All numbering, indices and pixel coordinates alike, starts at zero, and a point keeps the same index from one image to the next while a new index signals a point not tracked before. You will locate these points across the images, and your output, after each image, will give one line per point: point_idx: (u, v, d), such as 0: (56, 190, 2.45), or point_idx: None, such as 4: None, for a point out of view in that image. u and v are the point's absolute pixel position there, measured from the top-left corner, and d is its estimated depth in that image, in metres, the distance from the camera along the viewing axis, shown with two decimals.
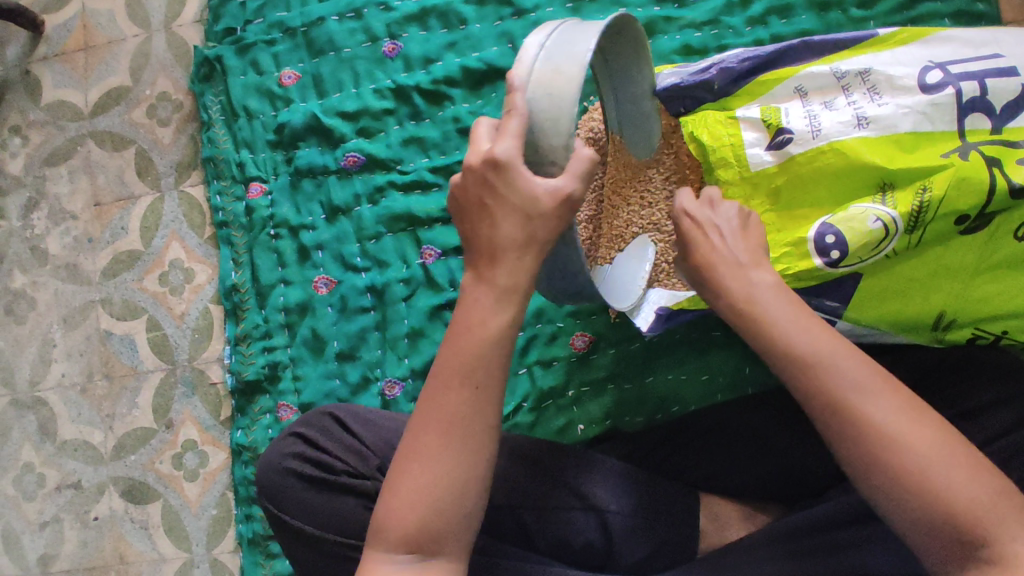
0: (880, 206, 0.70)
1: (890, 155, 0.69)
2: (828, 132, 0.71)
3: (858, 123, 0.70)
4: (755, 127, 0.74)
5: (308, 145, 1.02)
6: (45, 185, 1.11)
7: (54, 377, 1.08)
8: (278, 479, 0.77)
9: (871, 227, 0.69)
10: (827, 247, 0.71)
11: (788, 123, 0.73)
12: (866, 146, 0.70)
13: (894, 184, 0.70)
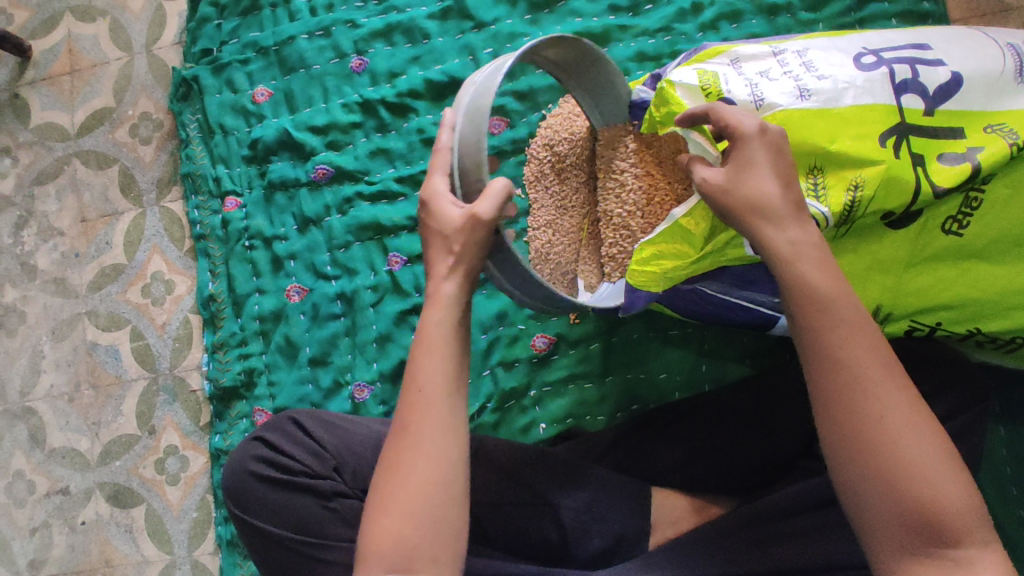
0: (814, 202, 0.69)
1: (827, 136, 0.69)
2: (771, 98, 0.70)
3: (801, 93, 0.69)
4: (694, 95, 0.72)
5: (281, 160, 1.07)
6: (34, 204, 1.16)
7: (43, 388, 1.12)
8: (242, 481, 0.80)
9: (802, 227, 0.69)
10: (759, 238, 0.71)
11: (728, 93, 0.71)
12: (804, 126, 0.69)
13: (824, 168, 0.69)
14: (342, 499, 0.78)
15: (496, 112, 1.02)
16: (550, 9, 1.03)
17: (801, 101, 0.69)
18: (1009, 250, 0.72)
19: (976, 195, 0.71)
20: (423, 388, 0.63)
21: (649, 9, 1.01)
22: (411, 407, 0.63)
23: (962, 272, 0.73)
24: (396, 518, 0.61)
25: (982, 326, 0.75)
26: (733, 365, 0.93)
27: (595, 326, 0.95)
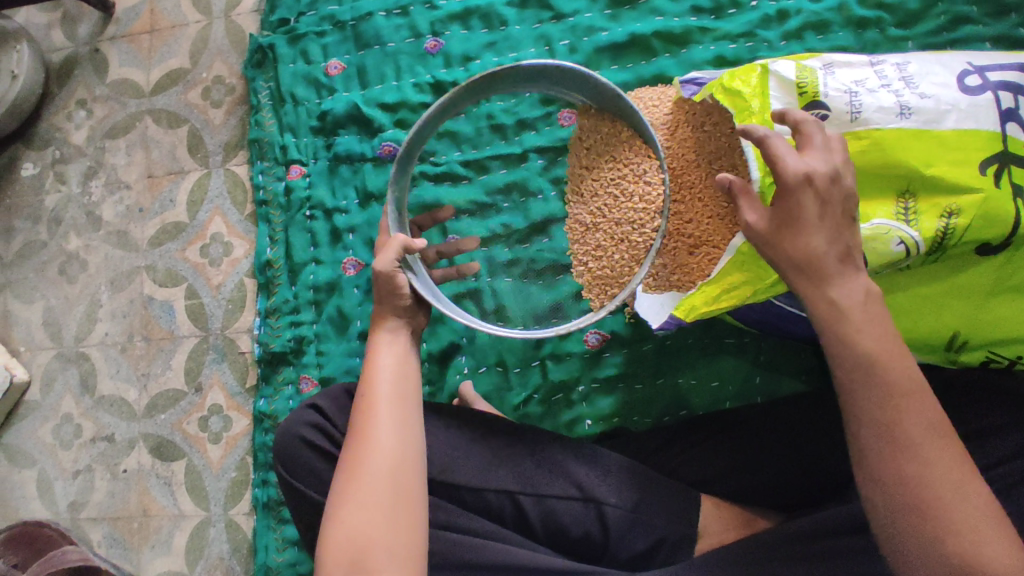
0: (904, 227, 0.70)
1: (924, 158, 0.69)
2: (868, 112, 0.71)
3: (900, 111, 0.71)
4: (786, 89, 0.75)
5: (348, 133, 1.08)
6: (104, 157, 1.19)
7: (98, 336, 1.15)
8: (292, 446, 0.80)
9: (893, 251, 0.69)
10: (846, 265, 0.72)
11: (824, 97, 0.73)
12: (900, 145, 0.70)
13: (917, 193, 0.70)
14: None
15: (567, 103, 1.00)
16: (631, 5, 1.03)
17: (899, 120, 0.70)
18: None
19: None
20: (377, 398, 0.76)
21: (733, 13, 1.00)
22: (362, 414, 0.75)
23: None
24: (360, 508, 0.69)
25: None
26: (788, 380, 0.92)
27: (650, 327, 0.95)
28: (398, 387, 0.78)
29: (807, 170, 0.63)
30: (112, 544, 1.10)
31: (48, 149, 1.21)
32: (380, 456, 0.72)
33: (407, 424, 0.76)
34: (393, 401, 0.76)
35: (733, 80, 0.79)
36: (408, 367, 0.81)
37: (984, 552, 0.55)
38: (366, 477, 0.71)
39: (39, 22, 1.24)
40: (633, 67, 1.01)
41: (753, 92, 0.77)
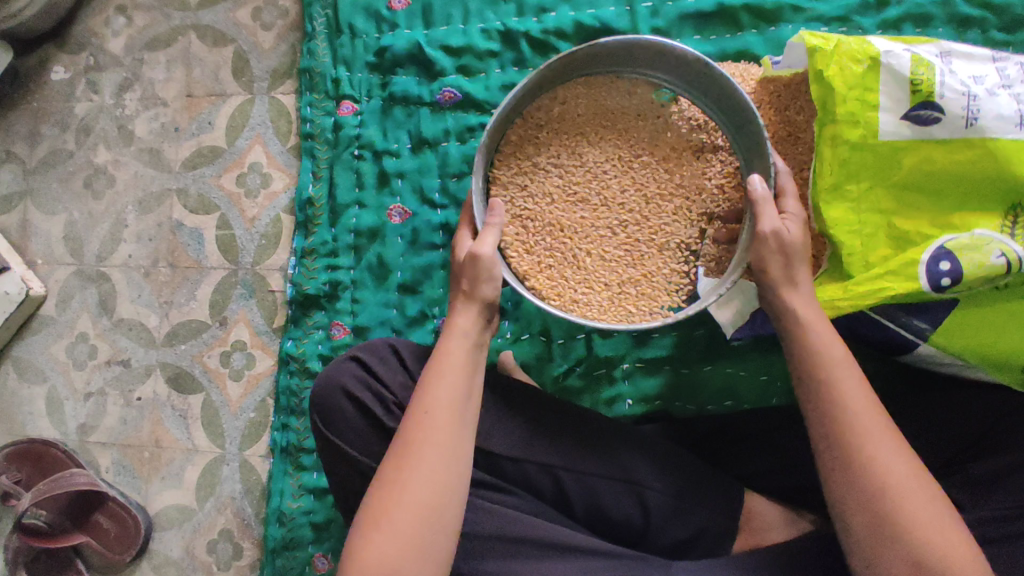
0: (1007, 240, 0.67)
1: None
2: (985, 119, 0.67)
3: (1019, 121, 0.66)
4: (899, 84, 0.69)
5: (406, 74, 1.02)
6: (141, 69, 1.12)
7: (121, 257, 1.10)
8: (334, 397, 0.76)
9: (992, 262, 0.66)
10: (940, 275, 0.67)
11: (939, 96, 0.68)
12: (1016, 155, 0.66)
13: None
14: None
15: None
16: None
17: (1018, 132, 0.66)
18: None
19: None
20: (430, 410, 0.66)
21: None
22: (415, 427, 0.66)
23: None
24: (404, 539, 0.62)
25: None
26: None
27: (703, 313, 0.91)
28: (459, 396, 0.67)
29: (774, 228, 0.68)
30: (120, 471, 1.07)
31: (82, 55, 1.14)
32: (433, 472, 0.64)
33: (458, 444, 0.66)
34: (451, 414, 0.66)
35: (827, 65, 0.72)
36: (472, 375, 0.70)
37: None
38: (412, 495, 0.63)
39: None
40: (716, 39, 0.95)
41: (852, 87, 0.71)
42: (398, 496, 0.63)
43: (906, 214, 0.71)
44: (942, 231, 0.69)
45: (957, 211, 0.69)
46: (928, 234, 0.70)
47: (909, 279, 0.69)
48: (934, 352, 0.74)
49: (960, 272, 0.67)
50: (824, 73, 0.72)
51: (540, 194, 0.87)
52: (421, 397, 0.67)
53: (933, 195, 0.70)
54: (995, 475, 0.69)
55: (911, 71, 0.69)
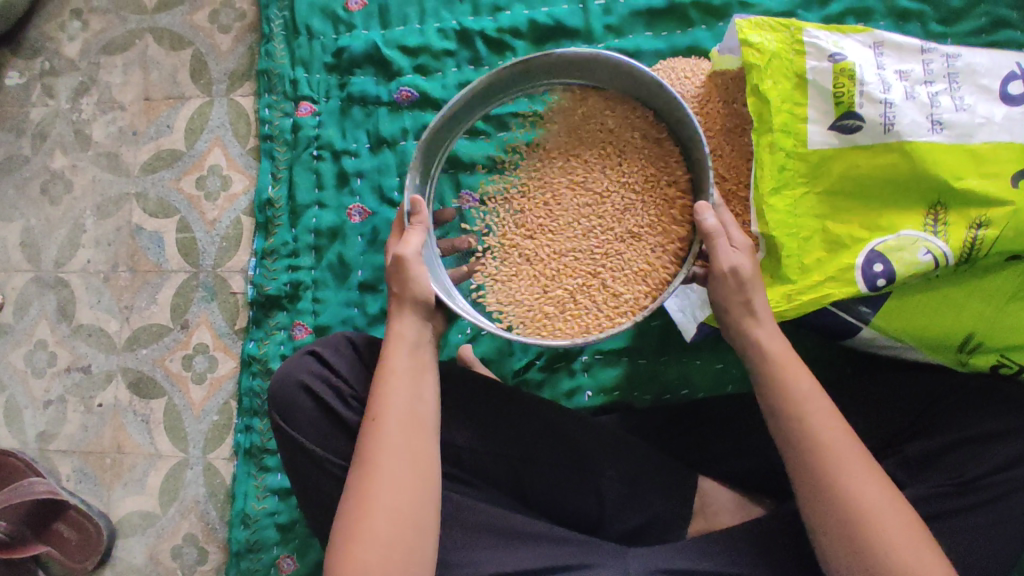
0: (932, 239, 0.69)
1: (952, 172, 0.68)
2: (902, 121, 0.69)
3: (932, 125, 0.69)
4: (824, 96, 0.71)
5: (364, 74, 1.02)
6: (98, 73, 1.12)
7: (79, 263, 1.09)
8: (291, 392, 0.74)
9: (920, 260, 0.68)
10: (873, 274, 0.69)
11: (860, 107, 0.70)
12: (933, 156, 0.68)
13: (947, 205, 0.69)
14: None
15: None
16: None
17: (932, 135, 0.69)
18: None
19: None
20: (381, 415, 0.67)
21: None
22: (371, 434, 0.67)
23: None
24: (372, 550, 0.63)
25: None
26: None
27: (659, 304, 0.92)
28: (408, 397, 0.69)
29: (732, 266, 0.66)
30: (81, 479, 1.05)
31: (37, 59, 1.13)
32: (391, 477, 0.65)
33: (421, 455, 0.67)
34: (402, 415, 0.67)
35: (763, 77, 0.72)
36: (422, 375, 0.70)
37: (915, 549, 0.59)
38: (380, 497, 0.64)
39: None
40: (667, 35, 0.97)
41: (778, 106, 0.72)
42: (362, 503, 0.64)
43: (840, 218, 0.72)
44: (872, 234, 0.71)
45: (884, 213, 0.71)
46: (859, 235, 0.71)
47: (844, 283, 0.70)
48: (873, 335, 0.75)
49: (893, 273, 0.69)
50: (760, 84, 0.72)
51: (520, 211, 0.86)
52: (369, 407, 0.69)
53: (864, 199, 0.72)
54: (931, 454, 0.70)
55: (833, 81, 0.71)
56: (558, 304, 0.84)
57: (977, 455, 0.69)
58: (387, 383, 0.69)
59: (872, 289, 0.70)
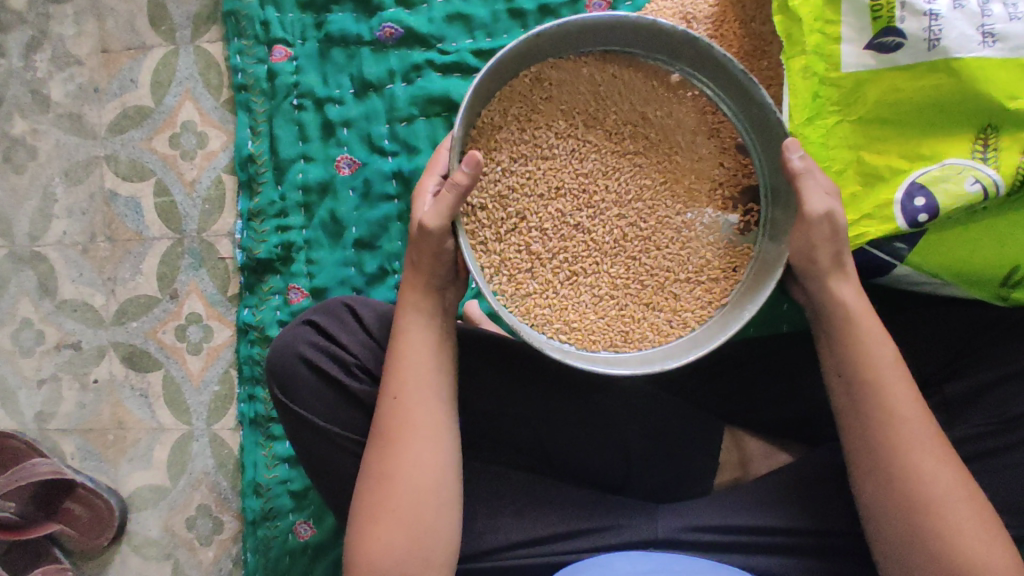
0: (981, 166, 0.62)
1: (1006, 91, 0.61)
2: (946, 40, 0.61)
3: (983, 39, 0.60)
4: (858, 12, 0.63)
5: (341, 10, 0.93)
6: (48, 24, 1.02)
7: (54, 234, 1.02)
8: (289, 364, 0.70)
9: (968, 191, 0.62)
10: (915, 210, 0.63)
11: (900, 22, 0.62)
12: (984, 73, 0.61)
13: (1000, 128, 0.62)
14: None
15: None
16: None
17: (984, 50, 0.60)
18: None
19: None
20: (399, 396, 0.64)
21: None
22: (393, 417, 0.64)
23: None
24: (395, 530, 0.62)
25: None
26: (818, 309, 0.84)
27: None
28: (427, 373, 0.65)
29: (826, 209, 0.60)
30: (85, 457, 1.03)
31: None
32: (419, 463, 0.63)
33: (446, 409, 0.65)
34: (423, 390, 0.64)
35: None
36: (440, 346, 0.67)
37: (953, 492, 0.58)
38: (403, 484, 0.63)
39: None
40: None
41: (810, 27, 0.65)
42: (386, 488, 0.62)
43: (875, 149, 0.66)
44: (912, 165, 0.64)
45: (927, 140, 0.64)
46: (899, 167, 0.65)
47: (879, 222, 0.65)
48: (908, 272, 0.69)
49: (935, 208, 0.63)
50: (789, 1, 0.66)
51: (536, 221, 0.73)
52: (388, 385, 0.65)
53: (900, 125, 0.65)
54: (972, 391, 0.68)
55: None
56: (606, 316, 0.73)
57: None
58: (403, 361, 0.65)
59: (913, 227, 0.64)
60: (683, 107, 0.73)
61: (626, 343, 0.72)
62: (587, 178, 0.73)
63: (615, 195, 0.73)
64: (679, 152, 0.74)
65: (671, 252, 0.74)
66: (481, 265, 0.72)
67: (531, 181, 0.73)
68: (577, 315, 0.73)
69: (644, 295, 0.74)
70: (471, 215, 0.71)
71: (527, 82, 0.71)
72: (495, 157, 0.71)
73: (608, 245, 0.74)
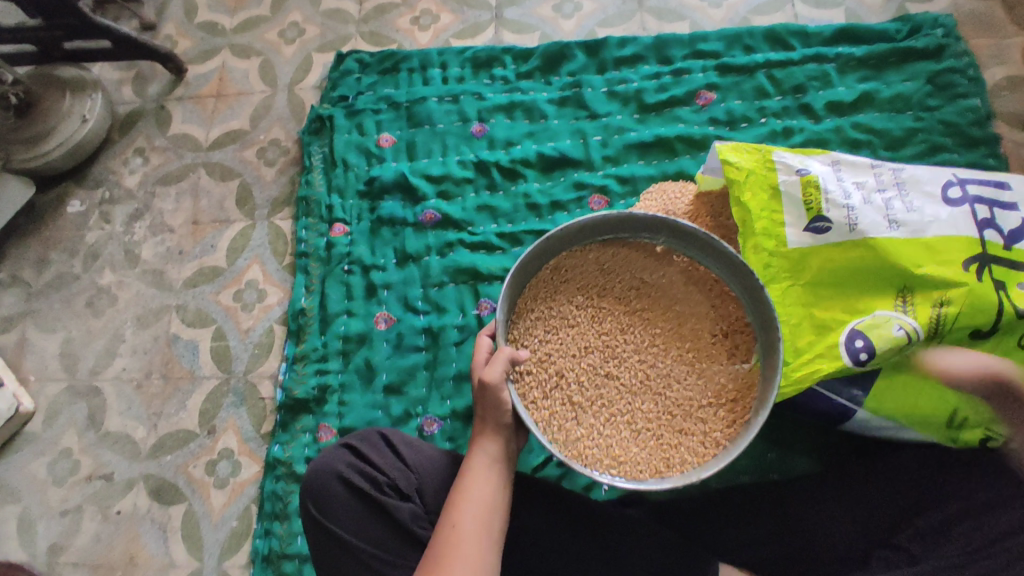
0: (903, 316, 0.79)
1: (912, 263, 0.79)
2: (863, 226, 0.82)
3: (890, 224, 0.81)
4: (795, 204, 0.85)
5: (392, 199, 1.16)
6: (152, 201, 1.25)
7: (114, 371, 1.15)
8: (326, 482, 0.78)
9: (895, 334, 0.77)
10: (857, 349, 0.78)
11: (827, 211, 0.83)
12: (895, 248, 0.80)
13: (913, 289, 0.79)
14: (423, 523, 0.77)
15: (598, 191, 1.12)
16: (657, 113, 1.17)
17: (892, 231, 0.81)
18: None
19: None
20: (457, 525, 0.70)
21: (745, 126, 1.14)
22: (447, 542, 0.69)
23: None
24: None
25: None
26: (798, 458, 0.94)
27: None
28: (484, 509, 0.71)
29: None
30: None
31: (99, 190, 1.27)
32: None
33: (486, 566, 0.68)
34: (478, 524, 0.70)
35: (743, 191, 0.88)
36: (499, 490, 0.74)
37: None
38: None
39: (113, 78, 1.35)
40: (658, 163, 1.13)
41: (760, 213, 0.87)
42: None
43: (823, 306, 0.83)
44: (850, 316, 0.81)
45: (860, 298, 0.82)
46: (841, 318, 0.81)
47: (831, 359, 0.80)
48: (869, 416, 0.83)
49: (874, 347, 0.78)
50: (742, 197, 0.88)
51: (574, 375, 0.87)
52: (450, 515, 0.71)
53: (840, 288, 0.83)
54: (937, 526, 0.75)
55: (802, 190, 0.85)
56: (645, 446, 0.84)
57: (983, 524, 0.73)
58: (466, 493, 0.73)
59: (859, 365, 0.79)
60: (673, 268, 0.91)
61: (670, 468, 0.81)
62: (610, 337, 0.89)
63: (634, 348, 0.89)
64: (677, 304, 0.90)
65: (686, 388, 0.86)
66: (534, 420, 0.85)
67: (564, 344, 0.89)
68: (622, 448, 0.84)
69: (675, 424, 0.85)
70: (520, 378, 0.86)
71: (546, 271, 0.90)
72: (533, 332, 0.88)
73: (635, 386, 0.87)
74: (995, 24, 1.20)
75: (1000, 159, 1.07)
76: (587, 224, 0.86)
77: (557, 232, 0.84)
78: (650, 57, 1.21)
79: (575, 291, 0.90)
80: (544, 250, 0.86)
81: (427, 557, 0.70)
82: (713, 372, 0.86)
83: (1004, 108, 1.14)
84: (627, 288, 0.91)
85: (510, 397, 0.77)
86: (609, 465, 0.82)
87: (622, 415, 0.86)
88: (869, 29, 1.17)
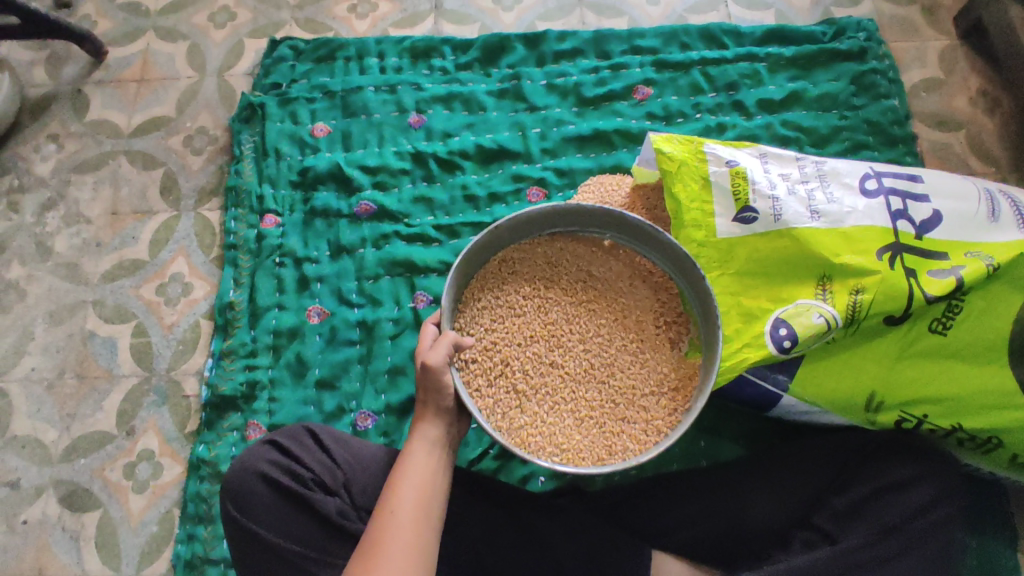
0: (822, 304, 0.81)
1: (831, 253, 0.82)
2: (787, 218, 0.83)
3: (812, 214, 0.84)
4: (723, 195, 0.87)
5: (327, 189, 1.13)
6: (67, 190, 1.18)
7: (22, 370, 1.07)
8: (247, 482, 0.75)
9: (815, 322, 0.80)
10: (780, 338, 0.81)
11: (753, 203, 0.85)
12: (815, 238, 0.82)
13: (832, 277, 0.82)
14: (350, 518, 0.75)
15: (536, 183, 1.12)
16: (595, 107, 1.18)
17: (813, 222, 0.83)
18: (986, 354, 0.81)
19: (956, 304, 0.81)
20: (396, 510, 0.68)
21: (680, 121, 1.16)
22: (382, 528, 0.67)
23: (947, 369, 0.81)
24: None
25: (963, 423, 0.81)
26: (728, 444, 0.96)
27: None
28: (424, 493, 0.69)
29: None
30: None
31: (7, 178, 1.19)
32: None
33: (422, 554, 0.66)
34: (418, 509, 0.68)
35: (676, 182, 0.90)
36: (438, 474, 0.72)
37: None
38: None
39: (24, 59, 1.27)
40: (595, 156, 1.13)
41: (693, 202, 0.88)
42: None
43: (750, 295, 0.85)
44: (775, 305, 0.83)
45: (785, 287, 0.84)
46: (767, 307, 0.84)
47: (756, 348, 0.82)
48: (794, 401, 0.85)
49: (796, 335, 0.81)
50: (673, 189, 0.90)
51: (519, 364, 0.86)
52: (388, 499, 0.69)
53: (766, 277, 0.85)
54: (856, 505, 0.79)
55: (730, 181, 0.87)
56: (588, 434, 0.84)
57: (897, 501, 0.78)
58: (406, 477, 0.70)
59: (783, 353, 0.81)
60: (618, 259, 0.90)
61: (611, 456, 0.82)
62: (557, 326, 0.88)
63: (580, 338, 0.88)
64: (623, 295, 0.89)
65: (630, 377, 0.86)
66: (479, 408, 0.84)
67: (510, 333, 0.87)
68: (565, 437, 0.83)
69: (617, 412, 0.85)
70: (465, 367, 0.86)
71: (495, 262, 0.89)
72: (479, 322, 0.87)
73: (580, 375, 0.86)
74: (913, 29, 1.25)
75: (916, 157, 1.12)
76: (536, 215, 0.85)
77: (505, 224, 0.84)
78: (589, 51, 1.22)
79: (523, 281, 0.89)
80: (492, 239, 0.85)
81: (363, 543, 0.67)
82: (656, 362, 0.87)
83: (920, 108, 1.19)
84: (575, 278, 0.90)
85: (453, 381, 0.75)
86: (551, 453, 0.82)
87: (566, 404, 0.85)
88: (797, 31, 1.21)
